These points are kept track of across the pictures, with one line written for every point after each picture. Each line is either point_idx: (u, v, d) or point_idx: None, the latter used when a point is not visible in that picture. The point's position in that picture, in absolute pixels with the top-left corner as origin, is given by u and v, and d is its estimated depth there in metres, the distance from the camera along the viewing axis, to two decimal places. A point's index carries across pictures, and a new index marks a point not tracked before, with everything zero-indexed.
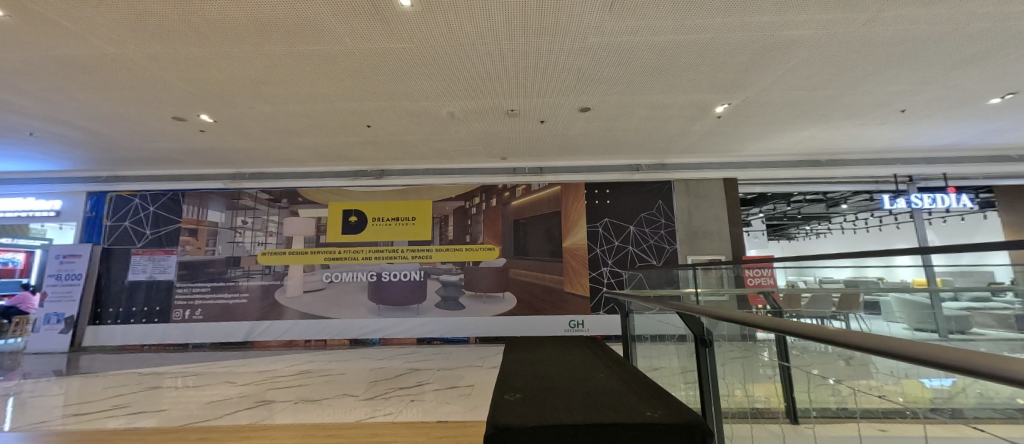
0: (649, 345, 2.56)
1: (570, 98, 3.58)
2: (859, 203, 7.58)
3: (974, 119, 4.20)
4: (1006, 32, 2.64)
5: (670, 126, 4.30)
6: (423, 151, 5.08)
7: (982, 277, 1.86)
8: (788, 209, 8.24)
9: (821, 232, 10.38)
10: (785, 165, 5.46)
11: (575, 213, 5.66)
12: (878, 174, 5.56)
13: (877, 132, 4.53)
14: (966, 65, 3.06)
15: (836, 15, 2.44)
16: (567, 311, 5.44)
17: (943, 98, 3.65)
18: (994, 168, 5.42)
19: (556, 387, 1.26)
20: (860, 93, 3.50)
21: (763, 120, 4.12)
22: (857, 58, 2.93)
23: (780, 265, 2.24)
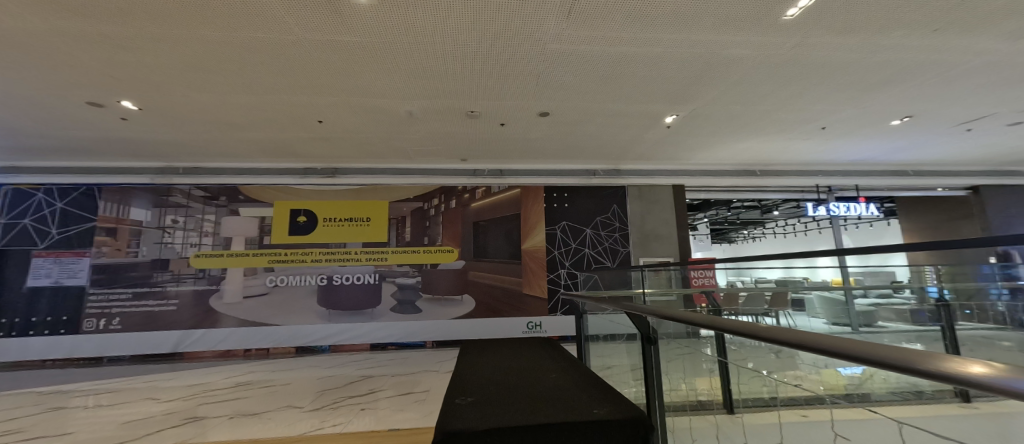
0: (603, 344, 2.65)
1: (530, 102, 3.62)
2: (789, 210, 8.37)
3: (879, 138, 4.79)
4: (905, 63, 3.04)
5: (624, 134, 4.50)
6: (381, 150, 4.92)
7: (886, 277, 2.11)
8: (729, 214, 8.92)
9: (756, 236, 11.32)
10: (727, 174, 5.90)
11: (534, 216, 5.73)
12: (804, 184, 6.18)
13: (803, 146, 5.04)
14: (873, 90, 3.49)
15: (770, 39, 2.68)
16: (526, 313, 5.49)
17: (855, 118, 4.13)
18: (896, 182, 6.21)
19: (510, 389, 1.26)
20: (789, 110, 3.87)
21: (707, 132, 4.44)
22: (786, 79, 3.24)
23: (721, 266, 2.40)
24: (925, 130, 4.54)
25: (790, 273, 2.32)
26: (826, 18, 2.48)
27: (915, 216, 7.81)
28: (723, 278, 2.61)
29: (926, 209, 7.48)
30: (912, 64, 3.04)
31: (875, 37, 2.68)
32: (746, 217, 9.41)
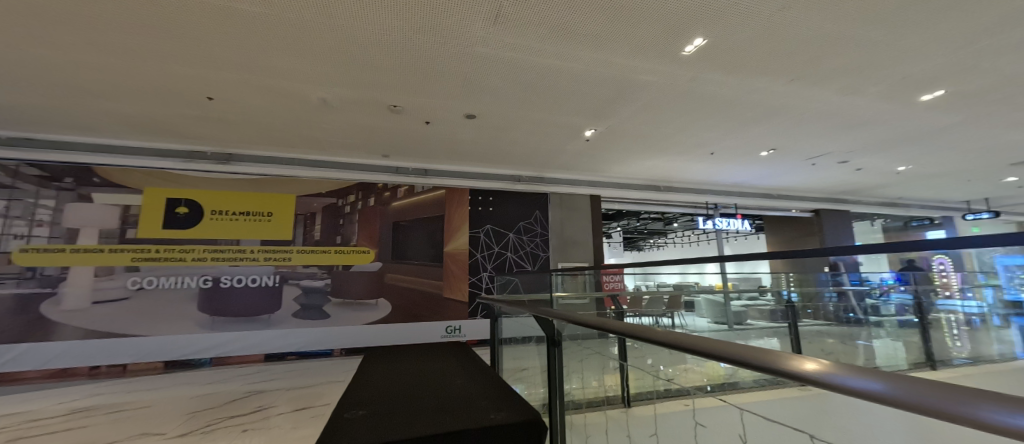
0: (516, 347, 2.72)
1: (456, 103, 3.59)
2: (686, 222, 9.53)
3: (753, 166, 5.72)
4: (771, 105, 3.66)
5: (547, 143, 4.70)
6: (289, 138, 4.45)
7: (755, 281, 2.53)
8: (637, 224, 9.86)
9: (660, 245, 12.68)
10: (636, 187, 6.53)
11: (458, 218, 5.67)
12: (697, 201, 7.10)
13: (696, 168, 5.79)
14: (747, 125, 4.15)
15: (672, 70, 3.02)
16: (445, 316, 5.39)
17: (735, 147, 4.87)
18: (765, 203, 7.46)
19: (404, 399, 1.20)
20: (686, 135, 4.41)
21: (619, 148, 4.85)
22: (684, 107, 3.68)
23: (630, 271, 2.62)
24: (783, 162, 5.53)
25: (686, 278, 2.63)
26: (715, 59, 2.88)
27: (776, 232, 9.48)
28: (630, 282, 2.87)
29: (784, 226, 9.13)
30: (775, 106, 3.68)
31: (750, 80, 3.18)
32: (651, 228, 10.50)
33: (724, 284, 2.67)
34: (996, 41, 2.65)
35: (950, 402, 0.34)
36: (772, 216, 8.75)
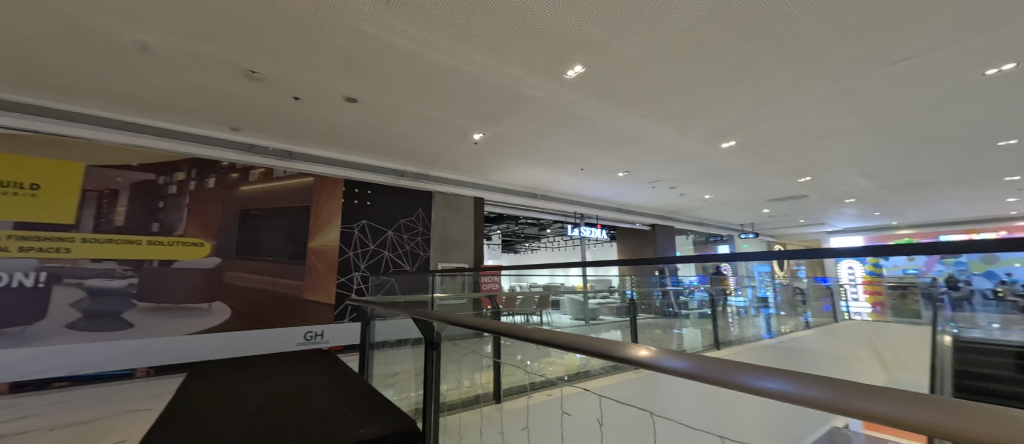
0: (388, 351, 2.56)
1: (336, 82, 3.21)
2: (557, 229, 10.60)
3: (611, 184, 6.73)
4: (628, 135, 4.37)
5: (435, 141, 4.61)
6: (79, 85, 3.27)
7: (606, 282, 2.99)
8: (516, 228, 10.50)
9: (534, 248, 13.71)
10: (517, 193, 6.97)
11: (328, 211, 5.07)
12: (567, 210, 8.00)
13: (568, 181, 6.51)
14: (609, 149, 4.88)
15: (554, 89, 3.33)
16: (305, 321, 4.75)
17: (599, 166, 5.66)
18: (617, 216, 8.95)
19: (245, 421, 1.01)
20: (562, 150, 4.91)
21: (504, 155, 5.09)
22: (562, 125, 4.10)
23: (506, 273, 2.78)
24: (633, 183, 6.68)
25: (553, 280, 2.92)
26: (589, 87, 3.29)
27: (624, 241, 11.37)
28: (506, 283, 3.03)
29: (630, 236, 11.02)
30: (630, 136, 4.42)
31: (614, 110, 3.74)
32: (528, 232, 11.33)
33: (583, 285, 3.06)
34: (763, 112, 3.75)
35: (740, 373, 0.47)
36: (623, 228, 10.46)
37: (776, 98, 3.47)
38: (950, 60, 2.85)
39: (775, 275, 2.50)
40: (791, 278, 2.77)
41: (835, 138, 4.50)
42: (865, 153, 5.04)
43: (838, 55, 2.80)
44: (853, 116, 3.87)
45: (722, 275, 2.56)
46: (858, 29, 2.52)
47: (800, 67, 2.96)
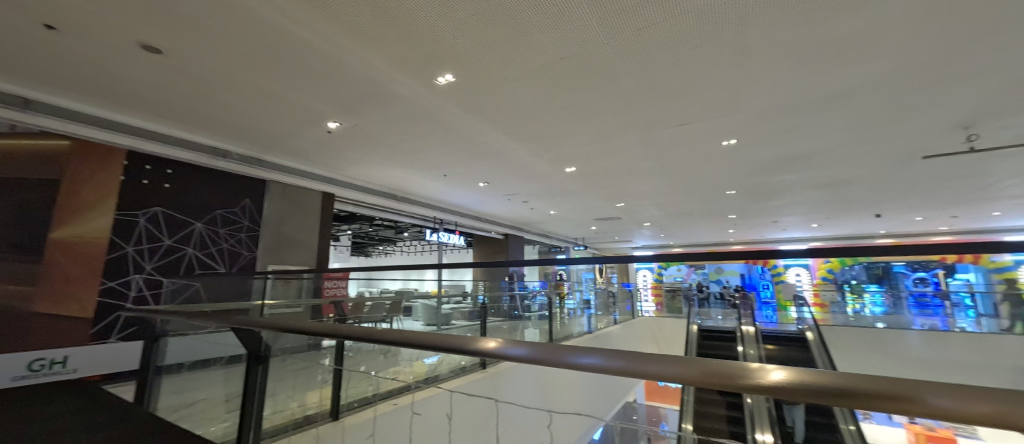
0: (184, 376, 2.31)
1: (125, 17, 2.40)
2: (415, 233, 10.32)
3: (472, 192, 7.02)
4: (490, 148, 4.67)
5: (276, 121, 3.92)
6: None
7: (460, 286, 3.09)
8: (370, 230, 9.76)
9: (389, 252, 12.88)
10: (374, 193, 6.53)
11: (94, 191, 3.75)
12: (427, 214, 7.96)
13: (431, 185, 6.50)
14: (472, 159, 5.10)
15: (423, 92, 3.31)
16: (30, 344, 3.28)
17: (462, 175, 5.84)
18: (475, 223, 9.42)
19: None
20: (426, 154, 4.88)
21: (362, 149, 4.71)
22: (428, 129, 4.09)
23: (354, 277, 2.56)
24: (491, 194, 7.16)
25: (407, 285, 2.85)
26: (458, 97, 3.40)
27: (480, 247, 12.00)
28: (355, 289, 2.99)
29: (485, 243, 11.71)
30: (492, 151, 4.76)
31: (480, 124, 3.98)
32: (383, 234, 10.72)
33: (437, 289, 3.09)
34: (595, 146, 4.60)
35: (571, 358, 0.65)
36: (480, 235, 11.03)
37: (604, 138, 4.32)
38: (704, 131, 4.12)
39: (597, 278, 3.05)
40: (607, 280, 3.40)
41: (639, 176, 5.89)
42: (657, 189, 6.75)
43: (644, 114, 3.70)
44: (651, 161, 5.16)
45: (559, 279, 2.97)
46: (657, 98, 3.39)
47: (621, 117, 3.77)
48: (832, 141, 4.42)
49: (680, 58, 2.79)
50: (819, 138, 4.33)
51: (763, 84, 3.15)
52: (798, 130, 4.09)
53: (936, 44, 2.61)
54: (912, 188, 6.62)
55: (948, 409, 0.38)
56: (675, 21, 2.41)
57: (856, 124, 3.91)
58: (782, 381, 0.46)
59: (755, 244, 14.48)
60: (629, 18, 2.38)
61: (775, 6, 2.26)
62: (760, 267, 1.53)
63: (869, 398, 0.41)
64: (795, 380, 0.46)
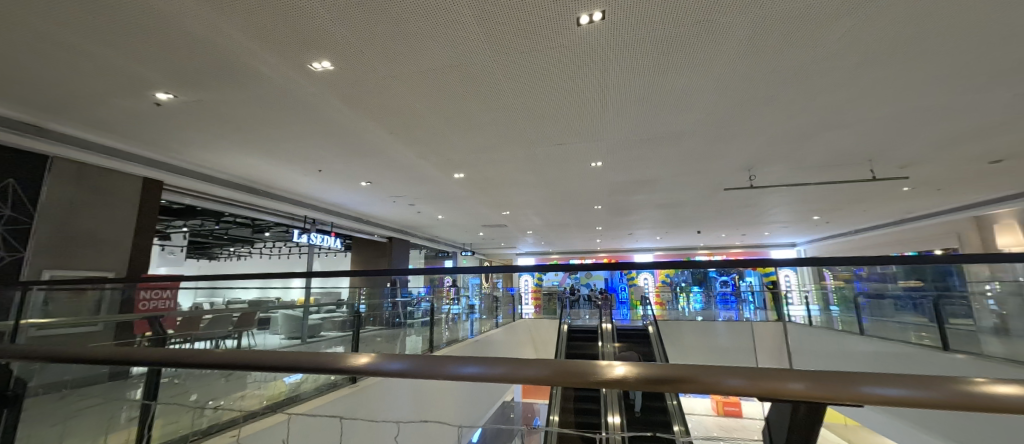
0: None
1: None
2: (278, 234, 8.93)
3: (351, 191, 6.45)
4: (373, 146, 4.38)
5: (68, 77, 2.96)
6: None
7: (332, 294, 2.97)
8: (216, 228, 8.07)
9: (242, 254, 10.67)
10: (223, 183, 5.53)
11: None
12: (295, 211, 7.10)
13: (301, 180, 5.77)
14: (352, 157, 4.72)
15: (293, 76, 2.95)
16: None
17: (340, 172, 5.33)
18: (355, 224, 8.76)
19: None
20: (294, 144, 4.31)
21: (207, 130, 3.90)
22: (298, 118, 3.64)
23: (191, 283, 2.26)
24: (375, 194, 6.72)
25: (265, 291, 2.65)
26: (336, 88, 3.12)
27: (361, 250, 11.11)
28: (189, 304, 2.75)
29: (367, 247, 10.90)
30: (375, 150, 4.49)
31: (362, 120, 3.71)
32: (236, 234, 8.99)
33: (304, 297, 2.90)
34: (482, 156, 4.77)
35: (453, 364, 0.60)
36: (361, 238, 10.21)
37: (490, 148, 4.51)
38: (576, 153, 4.68)
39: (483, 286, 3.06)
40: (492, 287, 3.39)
41: (523, 187, 6.31)
42: (538, 200, 7.34)
43: (526, 130, 3.99)
44: (532, 175, 5.58)
45: (444, 285, 2.90)
46: (537, 118, 3.71)
47: (506, 130, 3.99)
48: (668, 171, 5.49)
49: (555, 85, 3.11)
50: (659, 168, 5.34)
51: (620, 118, 3.74)
52: (646, 159, 4.97)
53: (730, 106, 3.50)
54: (716, 212, 8.73)
55: (789, 390, 0.46)
56: (551, 51, 2.69)
57: (683, 159, 4.95)
58: (666, 375, 0.49)
59: (616, 253, 16.92)
60: (512, 40, 2.56)
61: (627, 55, 2.72)
62: (619, 273, 1.70)
63: (732, 385, 0.47)
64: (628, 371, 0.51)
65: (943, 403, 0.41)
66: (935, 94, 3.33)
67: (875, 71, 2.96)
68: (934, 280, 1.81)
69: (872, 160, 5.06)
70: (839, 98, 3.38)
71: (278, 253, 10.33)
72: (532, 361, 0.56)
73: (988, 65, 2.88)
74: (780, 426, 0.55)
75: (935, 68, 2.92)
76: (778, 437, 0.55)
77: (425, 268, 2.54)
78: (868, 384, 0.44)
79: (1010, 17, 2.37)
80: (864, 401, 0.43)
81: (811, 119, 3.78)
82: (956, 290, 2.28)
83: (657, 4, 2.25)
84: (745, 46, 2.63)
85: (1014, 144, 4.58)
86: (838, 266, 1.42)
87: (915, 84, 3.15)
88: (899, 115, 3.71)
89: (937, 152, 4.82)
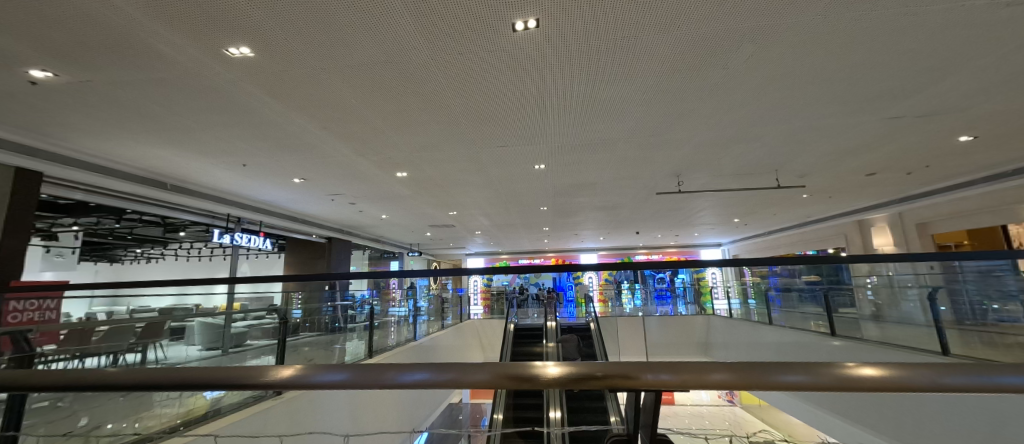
0: None
1: None
2: (196, 233, 8.06)
3: (284, 188, 6.01)
4: (305, 141, 4.11)
5: None
6: None
7: (264, 301, 2.84)
8: (118, 226, 7.10)
9: (151, 256, 9.28)
10: (125, 177, 4.95)
11: None
12: (217, 209, 6.53)
13: (223, 175, 5.28)
14: (281, 151, 4.40)
15: (207, 62, 2.70)
16: None
17: (268, 167, 4.94)
18: (289, 223, 8.21)
19: None
20: (212, 136, 3.93)
21: (100, 115, 3.43)
22: (214, 107, 3.34)
23: (91, 288, 2.05)
24: (310, 192, 6.32)
25: (183, 297, 2.47)
26: (257, 77, 2.90)
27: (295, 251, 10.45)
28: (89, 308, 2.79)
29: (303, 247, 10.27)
30: (307, 145, 4.23)
31: (291, 113, 3.49)
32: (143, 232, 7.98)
33: (228, 305, 2.73)
34: (425, 155, 4.69)
35: (397, 372, 0.64)
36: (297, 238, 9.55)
37: (432, 148, 4.44)
38: (518, 155, 4.78)
39: (431, 288, 2.94)
40: (442, 289, 3.25)
41: (468, 187, 6.30)
42: (485, 201, 7.36)
43: (467, 131, 4.00)
44: (477, 175, 5.58)
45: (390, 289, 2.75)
46: (478, 120, 3.74)
47: (446, 131, 3.96)
48: (606, 175, 5.79)
49: (493, 88, 3.16)
50: (598, 171, 5.61)
51: (558, 123, 3.88)
52: (585, 164, 5.20)
53: (656, 117, 3.78)
54: (651, 214, 9.36)
55: (712, 379, 0.57)
56: (486, 55, 2.72)
57: (620, 164, 5.25)
58: (608, 371, 0.60)
59: (563, 252, 17.43)
60: (446, 40, 2.55)
61: (561, 64, 2.84)
62: (566, 272, 1.74)
63: (658, 379, 0.59)
64: (565, 371, 0.60)
65: (818, 383, 0.56)
66: (822, 115, 3.86)
67: (775, 93, 3.37)
68: (828, 274, 1.98)
69: (778, 170, 5.73)
70: (748, 114, 3.80)
71: (197, 255, 9.21)
72: (482, 368, 0.63)
73: (859, 93, 3.41)
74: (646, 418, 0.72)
75: (820, 93, 3.39)
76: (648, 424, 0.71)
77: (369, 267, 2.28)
78: (776, 371, 0.57)
79: (871, 55, 2.82)
80: (769, 384, 0.57)
81: (726, 132, 4.19)
82: (844, 284, 2.62)
83: (585, 17, 2.36)
84: (666, 64, 2.86)
85: (884, 160, 5.43)
86: (753, 263, 1.55)
87: (807, 105, 3.63)
88: (796, 131, 4.24)
89: (827, 165, 5.60)
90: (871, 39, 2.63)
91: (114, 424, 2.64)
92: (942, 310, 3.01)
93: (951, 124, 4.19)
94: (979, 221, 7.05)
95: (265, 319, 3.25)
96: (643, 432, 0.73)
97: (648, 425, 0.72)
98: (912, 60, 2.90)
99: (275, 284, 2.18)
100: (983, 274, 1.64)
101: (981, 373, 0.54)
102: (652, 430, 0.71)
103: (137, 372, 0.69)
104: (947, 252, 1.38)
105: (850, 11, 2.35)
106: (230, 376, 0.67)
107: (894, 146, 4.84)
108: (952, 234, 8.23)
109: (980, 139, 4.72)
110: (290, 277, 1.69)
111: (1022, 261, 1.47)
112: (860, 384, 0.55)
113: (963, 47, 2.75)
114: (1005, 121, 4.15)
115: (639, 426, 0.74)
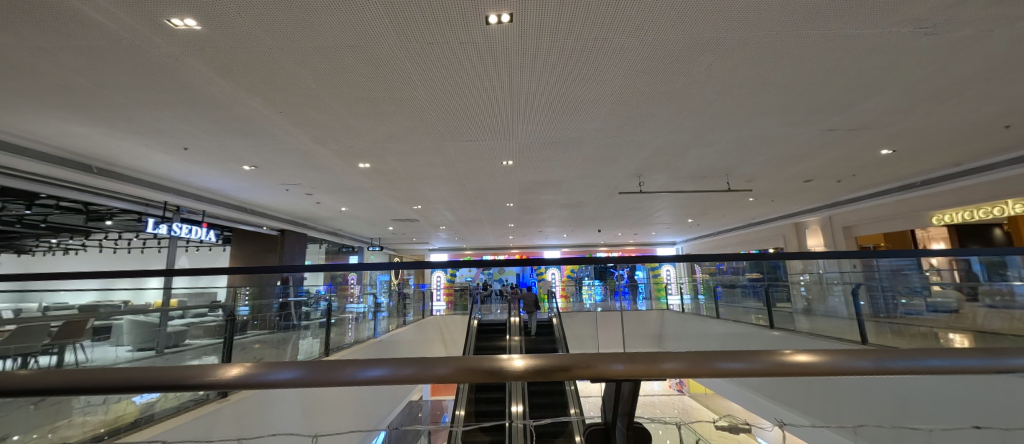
0: None
1: None
2: (126, 222, 7.43)
3: (232, 175, 5.53)
4: (256, 123, 3.79)
5: None
6: None
7: (207, 297, 2.60)
8: (29, 214, 6.19)
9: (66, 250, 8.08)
10: (36, 157, 4.32)
11: None
12: (152, 196, 5.94)
13: (159, 159, 4.79)
14: (230, 135, 4.07)
15: (145, 32, 2.43)
16: None
17: (212, 151, 4.53)
18: (236, 213, 7.62)
19: None
20: (148, 115, 3.55)
21: (8, 84, 2.98)
22: (152, 83, 3.01)
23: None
24: (260, 180, 5.90)
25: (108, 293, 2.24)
26: (204, 53, 2.65)
27: (243, 244, 9.77)
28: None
29: (252, 240, 9.61)
30: (258, 129, 3.92)
31: (242, 95, 3.23)
32: (59, 220, 6.97)
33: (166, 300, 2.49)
34: (388, 146, 4.52)
35: (354, 369, 0.60)
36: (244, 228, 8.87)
37: (397, 139, 4.31)
38: (486, 150, 4.74)
39: (392, 283, 2.84)
40: (404, 285, 3.11)
41: (434, 181, 6.18)
42: (450, 195, 7.23)
43: (435, 124, 3.93)
44: (443, 169, 5.50)
45: (348, 284, 2.61)
46: (446, 113, 3.67)
47: (414, 122, 3.86)
48: (572, 173, 5.91)
49: (463, 81, 3.10)
50: (564, 170, 5.71)
51: (527, 120, 3.90)
52: (551, 162, 5.28)
53: (622, 119, 3.91)
54: (613, 213, 9.69)
55: (664, 368, 0.60)
56: (458, 46, 2.67)
57: (585, 163, 5.37)
58: (571, 362, 0.60)
59: (527, 248, 17.67)
60: (417, 28, 2.47)
61: (533, 62, 2.86)
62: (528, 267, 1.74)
63: (614, 370, 0.60)
64: (527, 365, 0.59)
65: (757, 368, 0.59)
66: (768, 125, 4.19)
67: (729, 102, 3.60)
68: (768, 272, 2.15)
69: (729, 174, 6.13)
70: (705, 120, 4.02)
71: (126, 247, 8.28)
72: (444, 361, 0.61)
73: (801, 105, 3.73)
74: (622, 410, 0.77)
75: (769, 104, 3.66)
76: (626, 416, 0.76)
77: (324, 263, 2.30)
78: (727, 361, 0.60)
79: (813, 71, 3.09)
80: (716, 372, 0.59)
81: (685, 136, 4.43)
82: (783, 280, 2.86)
83: (559, 17, 2.40)
84: (633, 67, 2.96)
85: (818, 168, 6.01)
86: (704, 260, 1.65)
87: (756, 115, 3.92)
88: (745, 138, 4.57)
89: (770, 171, 6.08)
90: (815, 56, 2.88)
91: (22, 436, 2.20)
92: (862, 304, 3.41)
93: (874, 138, 4.70)
94: (892, 226, 8.01)
95: (209, 316, 3.02)
96: (620, 422, 0.78)
97: (625, 414, 0.76)
98: (846, 78, 3.21)
99: (222, 277, 2.00)
100: (895, 273, 1.88)
101: (915, 357, 0.60)
102: (628, 419, 0.75)
103: (63, 377, 0.61)
104: (869, 252, 1.55)
105: (798, 30, 2.56)
106: (182, 377, 0.60)
107: (828, 156, 5.34)
108: (872, 236, 9.27)
109: (897, 152, 5.33)
110: (233, 270, 1.59)
111: (926, 261, 1.70)
112: (796, 369, 0.60)
113: (887, 69, 3.09)
114: (917, 137, 4.72)
115: (616, 416, 0.78)
